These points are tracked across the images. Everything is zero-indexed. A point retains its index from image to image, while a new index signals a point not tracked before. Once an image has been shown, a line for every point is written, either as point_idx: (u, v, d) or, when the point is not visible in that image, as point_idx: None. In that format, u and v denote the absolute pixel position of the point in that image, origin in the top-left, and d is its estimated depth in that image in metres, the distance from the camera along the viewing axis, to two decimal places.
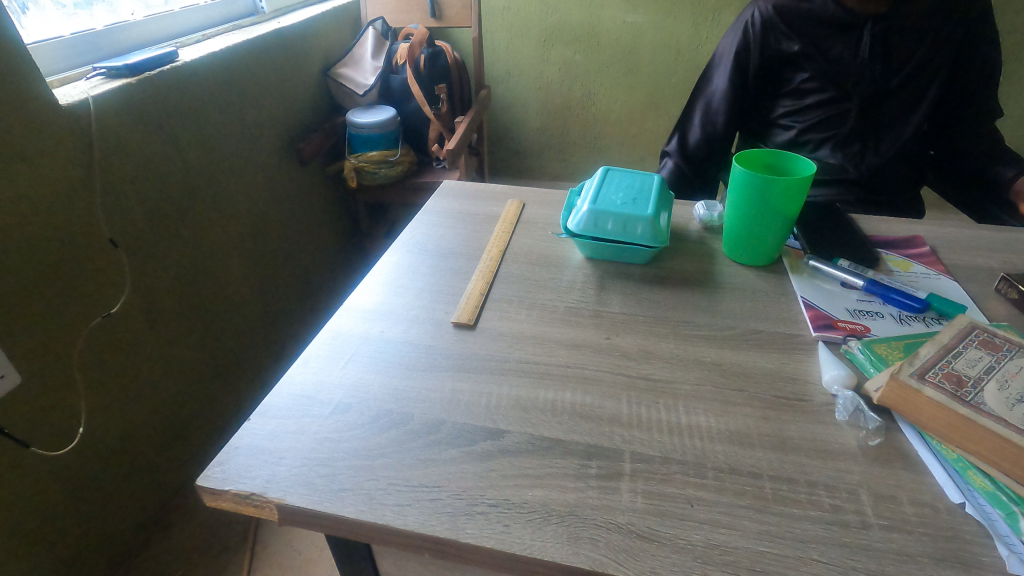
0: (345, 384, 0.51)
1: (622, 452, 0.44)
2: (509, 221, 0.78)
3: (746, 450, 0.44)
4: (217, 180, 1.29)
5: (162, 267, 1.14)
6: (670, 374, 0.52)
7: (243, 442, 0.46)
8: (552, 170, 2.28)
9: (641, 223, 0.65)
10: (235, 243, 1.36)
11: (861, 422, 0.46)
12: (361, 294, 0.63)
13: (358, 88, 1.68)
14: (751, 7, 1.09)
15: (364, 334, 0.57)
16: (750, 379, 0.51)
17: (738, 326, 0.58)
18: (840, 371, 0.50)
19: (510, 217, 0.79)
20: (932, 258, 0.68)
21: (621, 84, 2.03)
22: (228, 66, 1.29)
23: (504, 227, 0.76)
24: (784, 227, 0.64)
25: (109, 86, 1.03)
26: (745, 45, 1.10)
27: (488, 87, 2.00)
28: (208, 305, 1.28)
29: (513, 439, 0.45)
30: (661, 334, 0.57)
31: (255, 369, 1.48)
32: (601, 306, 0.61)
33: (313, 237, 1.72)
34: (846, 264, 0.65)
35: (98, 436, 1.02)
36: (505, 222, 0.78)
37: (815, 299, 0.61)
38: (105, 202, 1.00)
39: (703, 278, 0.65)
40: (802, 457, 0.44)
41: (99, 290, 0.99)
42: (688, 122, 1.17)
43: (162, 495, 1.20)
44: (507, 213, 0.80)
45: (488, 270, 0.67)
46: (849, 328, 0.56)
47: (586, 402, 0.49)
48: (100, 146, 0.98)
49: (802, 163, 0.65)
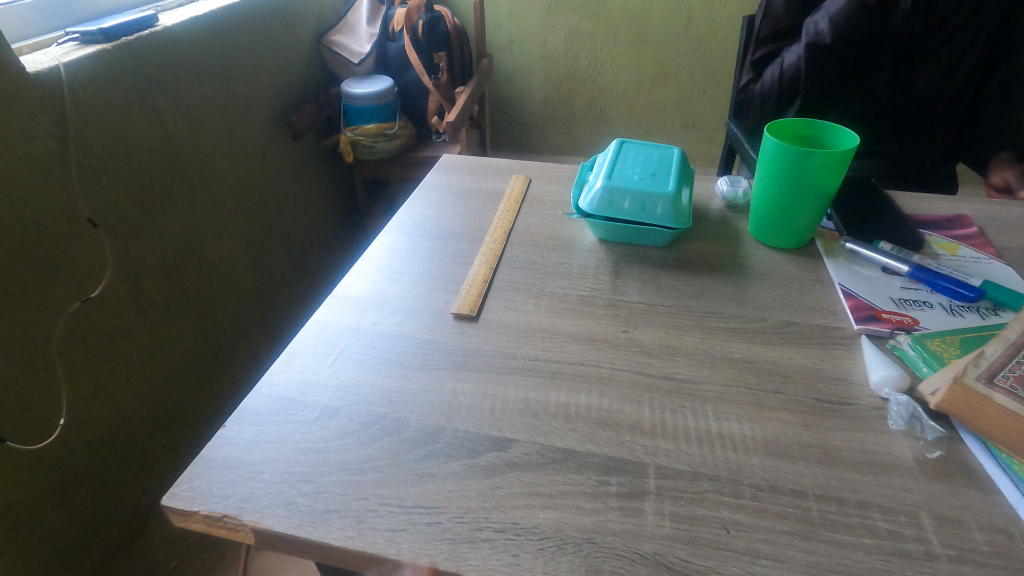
0: (333, 385, 0.46)
1: (645, 466, 0.39)
2: (511, 199, 0.72)
3: (788, 463, 0.39)
4: (205, 155, 1.22)
5: (147, 246, 1.08)
6: (696, 373, 0.46)
7: (217, 453, 0.40)
8: (557, 144, 2.20)
9: (661, 202, 0.58)
10: (226, 221, 1.30)
11: (917, 431, 0.41)
12: (353, 280, 0.58)
13: (353, 56, 1.59)
14: None
15: (354, 326, 0.52)
16: (788, 380, 0.45)
17: (769, 318, 0.52)
18: (891, 372, 0.44)
19: (514, 195, 0.72)
20: (981, 240, 0.61)
21: (629, 53, 1.93)
22: (214, 32, 1.21)
23: (506, 207, 0.70)
24: (821, 205, 0.58)
25: (82, 52, 0.96)
26: None
27: (489, 56, 1.90)
28: (198, 285, 1.22)
29: (522, 450, 0.40)
30: (685, 326, 0.51)
31: (251, 351, 1.43)
32: (617, 295, 0.55)
33: (309, 213, 1.66)
34: (888, 247, 0.59)
35: (83, 426, 0.97)
36: (506, 200, 0.71)
37: (855, 287, 0.55)
38: (83, 178, 0.94)
39: (729, 263, 0.59)
40: (852, 472, 0.38)
41: (80, 271, 0.93)
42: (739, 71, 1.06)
43: (156, 482, 1.16)
44: (508, 192, 0.73)
45: (492, 253, 0.61)
46: (895, 320, 0.50)
47: (603, 406, 0.43)
48: (74, 118, 0.91)
49: (842, 133, 0.58)
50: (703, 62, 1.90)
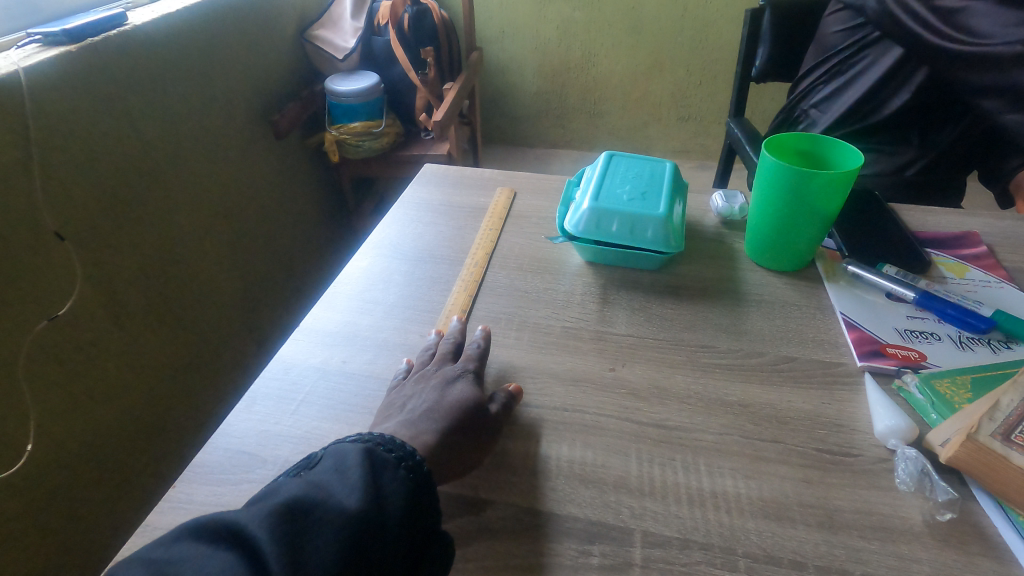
0: (296, 436, 0.42)
1: (632, 533, 0.36)
2: (496, 212, 0.68)
3: (785, 528, 0.36)
4: (183, 160, 1.17)
5: (123, 255, 1.04)
6: (687, 419, 0.43)
7: (163, 521, 0.37)
8: (551, 137, 2.15)
9: (652, 224, 0.55)
10: (206, 227, 1.26)
11: (928, 490, 0.37)
12: (323, 310, 0.54)
13: (337, 52, 1.54)
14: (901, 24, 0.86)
15: (321, 364, 0.48)
16: (786, 427, 0.42)
17: (766, 353, 0.48)
18: (898, 420, 0.41)
19: (498, 208, 0.69)
20: (991, 261, 0.58)
21: (623, 45, 1.88)
22: (188, 30, 1.16)
23: (490, 223, 0.66)
24: (822, 227, 0.54)
25: (44, 55, 0.90)
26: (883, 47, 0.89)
27: (479, 49, 1.85)
28: (177, 294, 1.18)
29: (497, 514, 0.37)
30: (676, 363, 0.48)
31: (237, 358, 1.40)
32: (605, 326, 0.52)
33: (296, 215, 1.61)
34: (892, 271, 0.55)
35: (56, 448, 0.93)
36: (490, 213, 0.68)
37: (858, 317, 0.51)
38: (48, 189, 0.89)
39: (724, 289, 0.56)
40: (857, 539, 0.35)
41: (46, 286, 0.89)
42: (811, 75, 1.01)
43: (139, 498, 1.12)
44: (493, 205, 0.70)
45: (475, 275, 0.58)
46: (900, 355, 0.47)
47: (588, 459, 0.40)
48: (38, 127, 0.87)
49: (846, 151, 0.54)
50: (699, 54, 1.85)
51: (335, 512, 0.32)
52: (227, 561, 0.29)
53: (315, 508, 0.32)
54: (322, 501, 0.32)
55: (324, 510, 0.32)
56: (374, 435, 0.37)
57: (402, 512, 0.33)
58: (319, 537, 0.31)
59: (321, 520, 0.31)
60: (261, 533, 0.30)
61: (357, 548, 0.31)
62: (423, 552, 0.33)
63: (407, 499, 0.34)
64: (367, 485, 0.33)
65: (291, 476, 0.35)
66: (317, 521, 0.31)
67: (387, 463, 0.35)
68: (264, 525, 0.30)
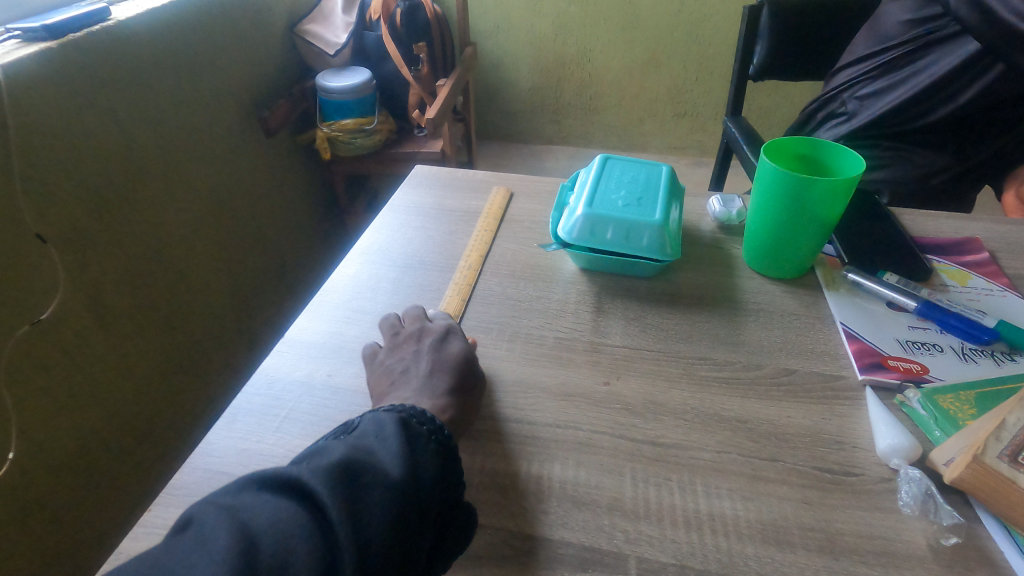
0: (277, 456, 0.41)
1: (626, 560, 0.34)
2: (490, 214, 0.67)
3: (785, 553, 0.34)
4: (170, 158, 1.15)
5: (109, 257, 1.02)
6: (683, 436, 0.41)
7: (138, 546, 0.35)
8: (546, 133, 2.13)
9: (648, 231, 0.53)
10: (195, 227, 1.23)
11: (932, 513, 0.36)
12: (309, 320, 0.52)
13: (329, 47, 1.51)
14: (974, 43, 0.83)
15: (305, 378, 0.47)
16: (785, 444, 0.41)
17: (764, 365, 0.47)
18: (901, 439, 0.40)
19: (492, 209, 0.68)
20: (993, 268, 0.56)
21: (618, 40, 1.85)
22: (174, 24, 1.13)
23: (483, 225, 0.65)
24: (823, 233, 0.53)
25: (23, 52, 0.88)
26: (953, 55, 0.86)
27: (473, 44, 1.82)
28: (165, 295, 1.16)
29: (486, 539, 0.36)
30: (671, 376, 0.46)
31: (227, 359, 1.38)
32: (599, 337, 0.50)
33: (287, 212, 1.59)
34: (893, 279, 0.54)
35: (40, 453, 0.91)
36: (484, 214, 0.67)
37: (859, 327, 0.50)
38: (29, 190, 0.87)
39: (722, 297, 0.54)
40: (859, 565, 0.34)
41: (27, 290, 0.87)
42: (857, 65, 0.98)
43: (127, 501, 1.10)
44: (486, 205, 0.68)
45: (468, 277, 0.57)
46: (902, 367, 0.46)
47: (581, 479, 0.39)
48: (17, 125, 0.84)
49: (847, 155, 0.52)
50: (695, 49, 1.83)
51: (381, 476, 0.33)
52: (289, 512, 0.30)
53: (363, 470, 0.33)
54: (367, 464, 0.33)
55: (373, 476, 0.33)
56: (405, 405, 0.39)
57: (437, 481, 0.35)
58: (370, 496, 0.32)
59: (369, 482, 0.32)
60: (320, 488, 0.31)
61: (404, 508, 0.32)
62: (452, 519, 0.35)
63: (440, 468, 0.35)
64: (406, 454, 0.35)
65: (329, 439, 0.36)
66: (366, 482, 0.32)
67: (420, 435, 0.36)
68: (324, 490, 0.31)
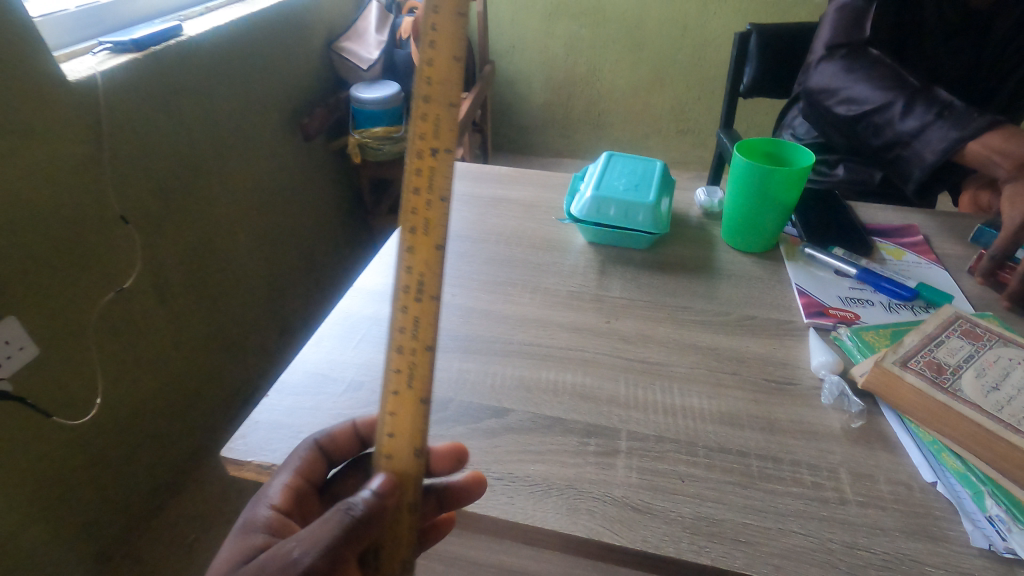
0: (357, 363, 0.54)
1: (618, 431, 0.47)
2: (422, 140, 0.39)
3: (736, 430, 0.47)
4: (224, 157, 1.29)
5: (171, 241, 1.15)
6: (665, 357, 0.54)
7: (262, 417, 0.49)
8: (556, 145, 2.28)
9: (643, 210, 0.67)
10: (241, 218, 1.38)
11: (845, 406, 0.49)
12: (369, 275, 0.65)
13: (362, 62, 1.67)
14: (833, 93, 0.86)
15: (373, 316, 0.60)
16: (743, 363, 0.54)
17: (733, 312, 0.60)
18: (829, 357, 0.52)
19: (426, 120, 0.39)
20: (925, 247, 0.69)
21: (625, 60, 2.01)
22: (233, 39, 1.28)
23: (411, 173, 0.39)
24: (780, 214, 0.66)
25: (115, 61, 1.02)
26: (826, 98, 0.87)
27: (492, 63, 1.98)
28: (213, 279, 1.29)
29: (517, 417, 0.48)
30: (660, 319, 0.59)
31: (262, 342, 1.51)
32: (602, 291, 0.63)
33: (319, 212, 1.73)
34: (840, 252, 0.67)
35: (113, 407, 1.04)
36: (412, 99, 0.39)
37: (809, 286, 0.63)
38: (116, 178, 1.01)
39: (702, 265, 0.68)
40: (788, 437, 0.47)
41: (110, 265, 1.00)
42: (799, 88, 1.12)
43: (176, 460, 1.23)
44: (421, 90, 0.38)
45: (422, 312, 0.39)
46: (839, 315, 0.59)
47: (586, 383, 0.52)
48: (110, 122, 0.99)
49: (801, 153, 0.66)
50: (696, 70, 1.98)
51: None
52: None
53: None
54: None
55: None
56: None
57: None
58: None
59: None
60: None
61: None
62: None
63: None
64: None
65: None
66: None
67: None
68: None
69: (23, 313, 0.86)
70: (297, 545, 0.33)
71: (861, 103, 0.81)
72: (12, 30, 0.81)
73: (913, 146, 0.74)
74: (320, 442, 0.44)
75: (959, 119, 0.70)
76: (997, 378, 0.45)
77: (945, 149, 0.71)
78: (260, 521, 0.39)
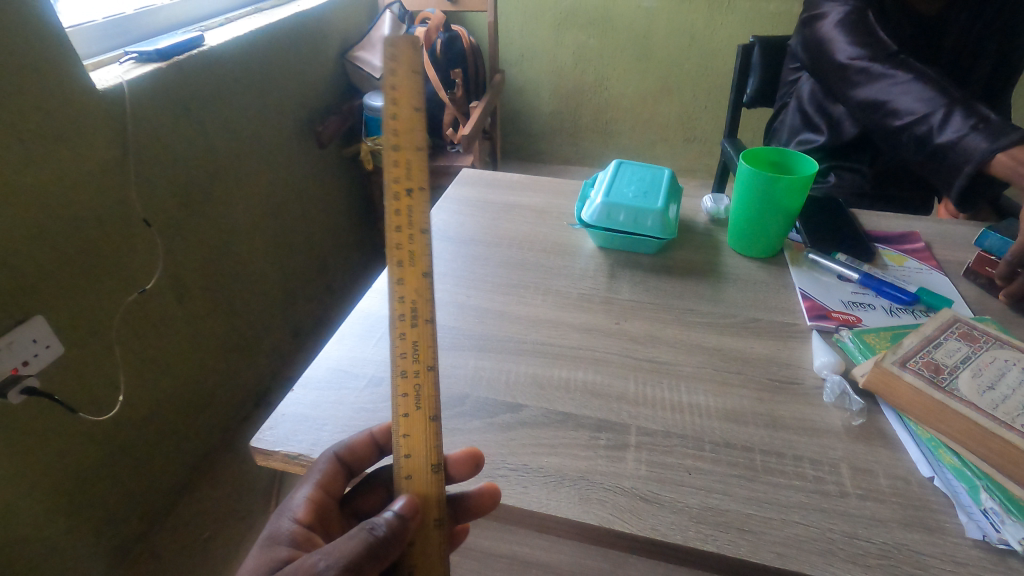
0: (377, 360, 0.56)
1: (628, 426, 0.49)
2: (396, 183, 0.42)
3: (740, 426, 0.49)
4: (241, 163, 1.33)
5: (190, 244, 1.18)
6: (673, 357, 0.57)
7: (288, 409, 0.51)
8: (564, 153, 2.31)
9: (651, 216, 0.69)
10: (257, 222, 1.41)
11: (846, 404, 0.51)
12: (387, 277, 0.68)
13: (375, 71, 1.71)
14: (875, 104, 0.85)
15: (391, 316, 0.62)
16: (748, 363, 0.56)
17: (738, 315, 0.62)
18: (831, 358, 0.54)
19: (398, 166, 0.42)
20: (926, 254, 0.71)
21: (633, 70, 2.04)
22: (252, 49, 1.32)
23: (392, 214, 0.42)
24: (786, 220, 0.68)
25: (141, 70, 1.06)
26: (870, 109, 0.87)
27: (502, 72, 2.02)
28: (229, 282, 1.32)
29: (530, 412, 0.51)
30: (667, 320, 0.61)
31: (276, 344, 1.53)
32: (612, 293, 0.66)
33: (331, 217, 1.77)
34: (843, 258, 0.69)
35: (132, 405, 1.07)
36: (382, 151, 0.42)
37: (813, 291, 0.65)
38: (140, 183, 1.04)
39: (708, 269, 0.70)
40: (790, 433, 0.49)
41: (133, 267, 1.03)
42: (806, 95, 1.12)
43: (190, 458, 1.25)
44: (390, 140, 0.42)
45: (419, 337, 0.42)
46: (842, 318, 0.61)
47: (596, 380, 0.54)
48: (136, 130, 1.02)
49: (806, 161, 0.68)
50: (704, 79, 2.01)
51: None
52: None
53: None
54: None
55: None
56: None
57: None
58: None
59: None
60: None
61: None
62: None
63: None
64: None
65: None
66: None
67: None
68: None
69: (52, 312, 0.89)
70: (323, 556, 0.34)
71: (905, 115, 0.81)
72: (50, 42, 0.84)
73: (952, 156, 0.74)
74: (338, 453, 0.45)
75: (996, 132, 0.70)
76: (993, 378, 0.47)
77: (977, 160, 0.71)
78: (284, 534, 0.40)
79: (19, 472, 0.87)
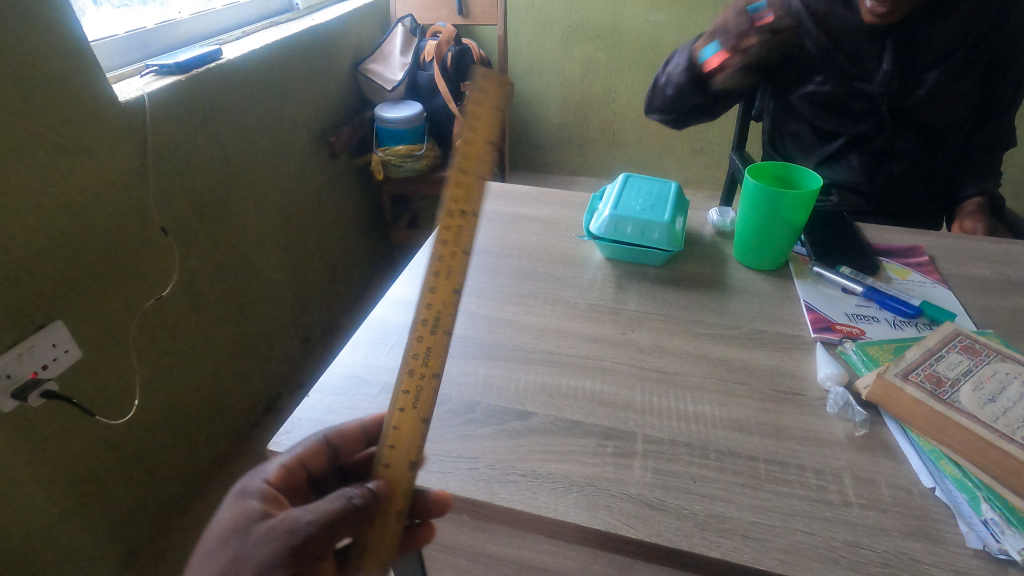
0: (390, 367, 0.58)
1: (634, 434, 0.51)
2: (453, 204, 0.43)
3: (746, 435, 0.50)
4: (256, 171, 1.36)
5: (205, 251, 1.21)
6: (679, 367, 0.58)
7: (304, 414, 0.53)
8: (572, 164, 2.33)
9: (659, 229, 0.71)
10: (269, 230, 1.43)
11: (849, 415, 0.52)
12: (399, 286, 0.70)
13: (386, 83, 1.74)
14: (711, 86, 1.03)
15: (404, 324, 0.64)
16: (752, 373, 0.57)
17: (744, 326, 0.63)
18: (835, 369, 0.55)
19: (459, 187, 0.43)
20: (930, 267, 0.72)
21: (641, 82, 2.06)
22: (268, 62, 1.35)
23: (443, 232, 0.42)
24: (790, 234, 0.69)
25: (162, 82, 1.09)
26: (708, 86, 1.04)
27: (511, 84, 2.04)
28: (242, 288, 1.34)
29: (539, 419, 0.52)
30: (674, 331, 0.63)
31: (285, 350, 1.55)
32: (619, 304, 0.67)
33: (342, 225, 1.79)
34: (847, 271, 0.70)
35: (147, 408, 1.09)
36: (449, 170, 0.43)
37: (817, 303, 0.66)
38: (158, 194, 1.07)
39: (714, 281, 0.71)
40: (795, 443, 0.50)
41: (150, 275, 1.06)
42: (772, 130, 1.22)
43: (200, 461, 1.27)
44: (458, 163, 0.43)
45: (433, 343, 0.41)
46: (846, 330, 0.62)
47: (603, 389, 0.55)
48: (155, 139, 1.05)
49: (810, 176, 0.70)
50: None
51: None
52: None
53: None
54: None
55: None
56: None
57: None
58: None
59: None
60: None
61: None
62: None
63: None
64: None
65: None
66: None
67: None
68: None
69: (73, 317, 0.92)
70: (305, 513, 0.36)
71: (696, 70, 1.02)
72: (75, 55, 0.87)
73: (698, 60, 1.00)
74: (329, 438, 0.46)
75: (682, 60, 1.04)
76: (995, 391, 0.48)
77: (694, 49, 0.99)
78: (254, 491, 0.41)
79: (37, 473, 0.89)
